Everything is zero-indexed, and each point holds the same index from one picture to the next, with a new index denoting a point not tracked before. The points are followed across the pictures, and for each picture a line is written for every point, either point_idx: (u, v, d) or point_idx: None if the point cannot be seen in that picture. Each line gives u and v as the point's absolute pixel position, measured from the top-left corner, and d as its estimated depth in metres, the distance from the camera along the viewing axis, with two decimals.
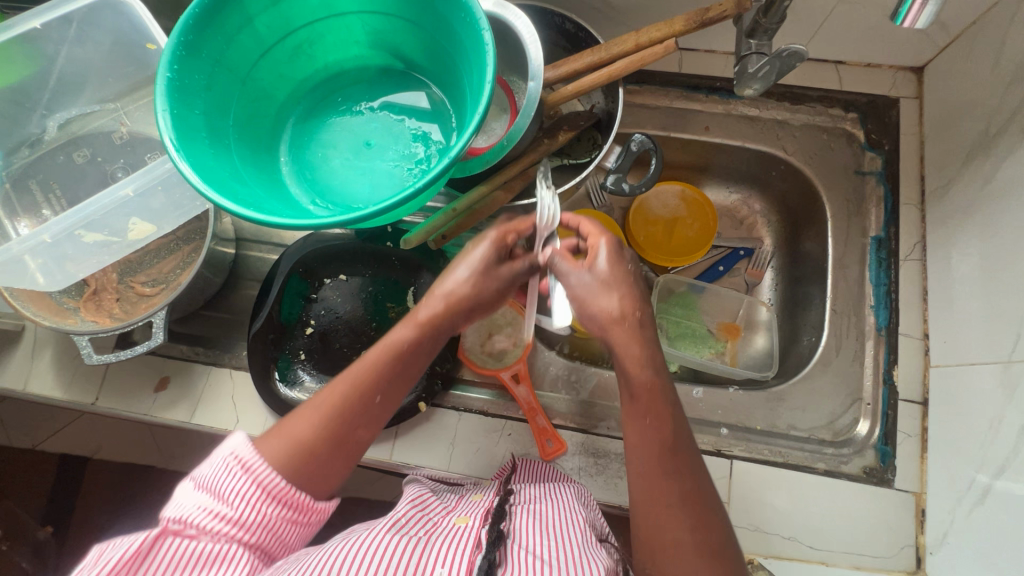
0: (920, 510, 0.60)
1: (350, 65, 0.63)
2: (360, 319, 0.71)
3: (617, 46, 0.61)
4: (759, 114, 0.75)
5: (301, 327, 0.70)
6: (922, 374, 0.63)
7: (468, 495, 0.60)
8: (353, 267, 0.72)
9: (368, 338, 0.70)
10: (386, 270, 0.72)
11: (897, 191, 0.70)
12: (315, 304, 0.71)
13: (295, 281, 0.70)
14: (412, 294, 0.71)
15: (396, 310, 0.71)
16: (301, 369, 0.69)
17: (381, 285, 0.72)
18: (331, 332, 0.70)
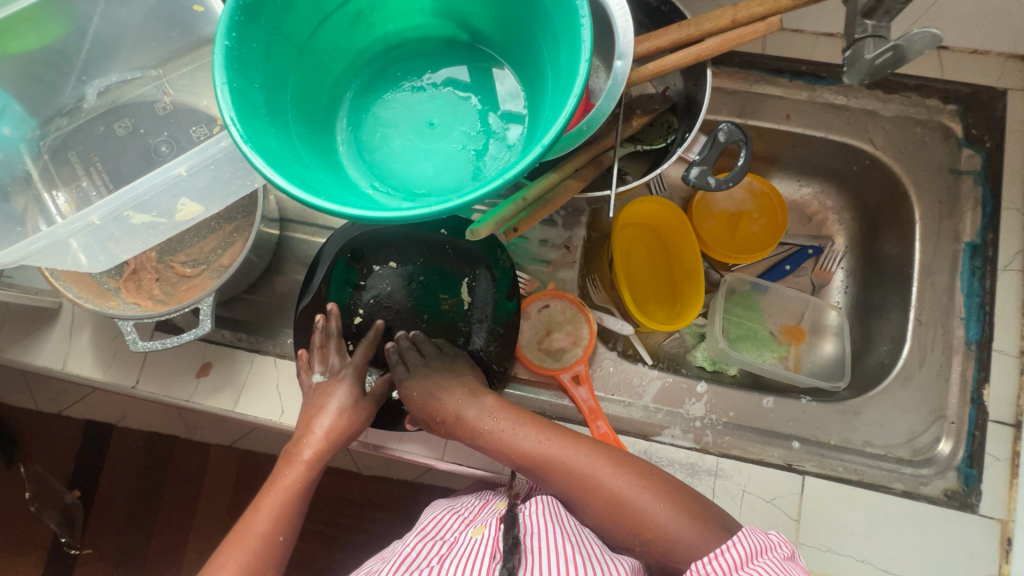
0: (1006, 539, 0.56)
1: (411, 35, 0.58)
2: (409, 309, 0.66)
3: (710, 22, 0.55)
4: (847, 102, 0.69)
5: (347, 317, 0.66)
6: (1014, 394, 0.59)
7: (492, 502, 0.58)
8: (403, 254, 0.67)
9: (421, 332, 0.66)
10: (439, 259, 0.67)
11: (998, 194, 0.64)
12: (362, 291, 0.66)
13: (341, 267, 0.65)
14: (468, 285, 0.66)
15: (449, 302, 0.66)
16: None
17: (433, 274, 0.66)
18: (380, 321, 0.66)
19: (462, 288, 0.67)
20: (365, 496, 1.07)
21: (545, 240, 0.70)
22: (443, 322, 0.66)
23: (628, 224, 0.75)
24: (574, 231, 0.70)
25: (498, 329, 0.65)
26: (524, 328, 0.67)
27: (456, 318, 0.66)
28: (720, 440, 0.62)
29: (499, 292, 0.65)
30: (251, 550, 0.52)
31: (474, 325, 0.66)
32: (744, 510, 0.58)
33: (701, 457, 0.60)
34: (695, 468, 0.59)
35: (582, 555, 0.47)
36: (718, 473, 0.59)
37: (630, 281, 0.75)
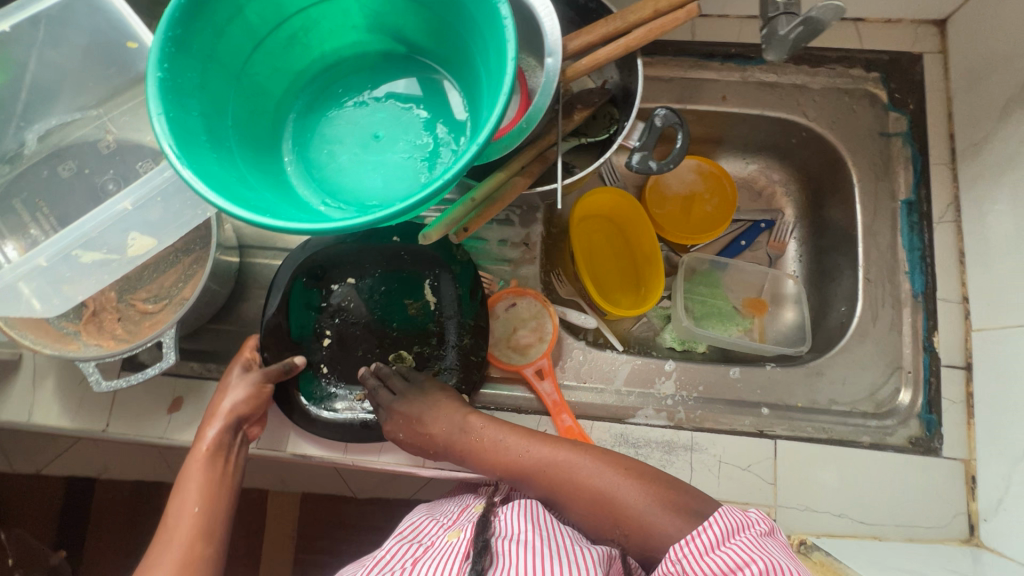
0: (970, 477, 0.59)
1: (348, 53, 0.59)
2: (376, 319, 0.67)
3: (634, 14, 0.58)
4: (777, 79, 0.72)
5: (314, 339, 0.65)
6: (963, 339, 0.62)
7: (471, 505, 0.59)
8: (360, 266, 0.67)
9: (392, 339, 0.67)
10: (396, 265, 0.67)
11: (925, 151, 0.68)
12: (327, 310, 0.66)
13: (299, 290, 0.65)
14: (431, 285, 0.67)
15: (416, 305, 0.67)
16: (326, 385, 0.65)
17: (394, 281, 0.67)
18: (349, 338, 0.66)
19: (425, 291, 0.67)
20: (360, 518, 1.06)
21: (504, 239, 0.71)
22: (413, 326, 0.67)
23: (584, 218, 0.77)
24: (532, 228, 0.71)
25: (469, 323, 0.65)
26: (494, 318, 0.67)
27: (425, 319, 0.67)
28: (693, 415, 0.64)
29: (462, 286, 0.66)
30: (174, 526, 0.52)
31: (444, 326, 0.66)
32: (722, 479, 0.60)
33: (676, 433, 0.62)
34: (672, 445, 0.61)
35: (553, 550, 0.47)
36: (694, 447, 0.61)
37: (593, 272, 0.76)
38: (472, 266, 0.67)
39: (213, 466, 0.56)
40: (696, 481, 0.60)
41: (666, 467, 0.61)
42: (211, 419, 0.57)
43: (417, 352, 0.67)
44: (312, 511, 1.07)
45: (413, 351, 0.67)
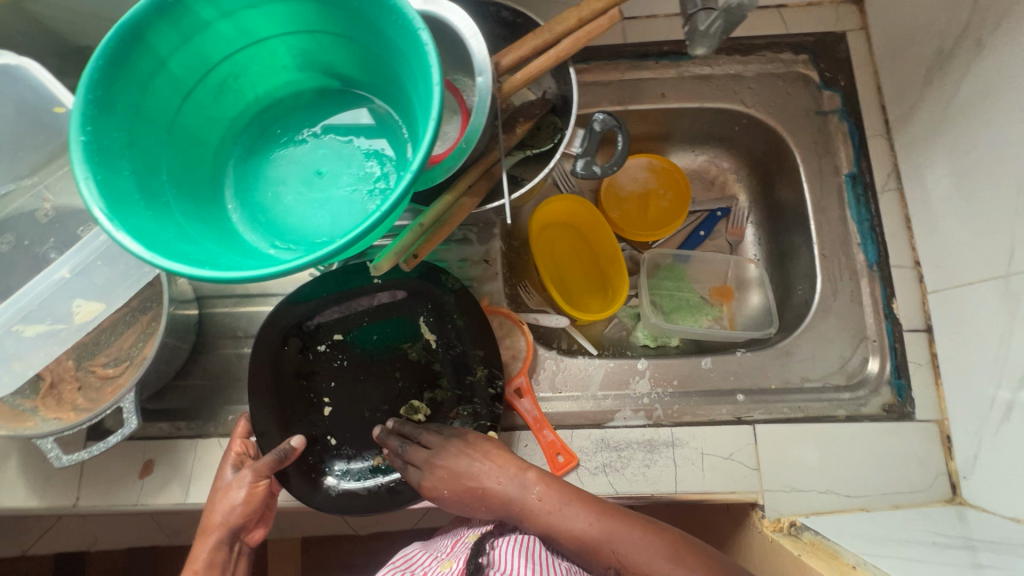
0: (945, 437, 0.60)
1: (282, 93, 0.60)
2: (377, 373, 0.66)
3: (560, 25, 0.59)
4: (712, 72, 0.74)
5: (316, 412, 0.64)
6: (921, 302, 0.63)
7: (465, 537, 0.60)
8: (345, 321, 0.66)
9: (400, 387, 0.66)
10: (384, 313, 0.66)
11: (861, 124, 0.69)
12: (323, 376, 0.65)
13: (288, 361, 0.64)
14: (426, 322, 0.67)
15: (415, 348, 0.67)
16: (343, 455, 0.64)
17: (384, 328, 0.67)
18: (350, 399, 0.66)
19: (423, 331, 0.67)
20: (364, 556, 1.04)
21: (464, 258, 0.71)
22: (418, 370, 0.66)
23: (544, 227, 0.77)
24: (490, 244, 0.71)
25: (476, 352, 0.65)
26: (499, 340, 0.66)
27: (428, 360, 0.67)
28: (671, 411, 0.64)
29: (455, 315, 0.66)
30: None
31: (446, 363, 0.66)
32: (707, 471, 0.60)
33: (657, 431, 0.62)
34: (653, 444, 0.61)
35: None
36: (675, 443, 0.61)
37: (558, 280, 0.77)
38: (466, 293, 0.65)
39: None
40: (681, 477, 0.60)
41: (649, 467, 0.61)
42: (203, 538, 0.57)
43: (429, 398, 0.67)
44: (314, 555, 1.05)
45: (426, 398, 0.66)
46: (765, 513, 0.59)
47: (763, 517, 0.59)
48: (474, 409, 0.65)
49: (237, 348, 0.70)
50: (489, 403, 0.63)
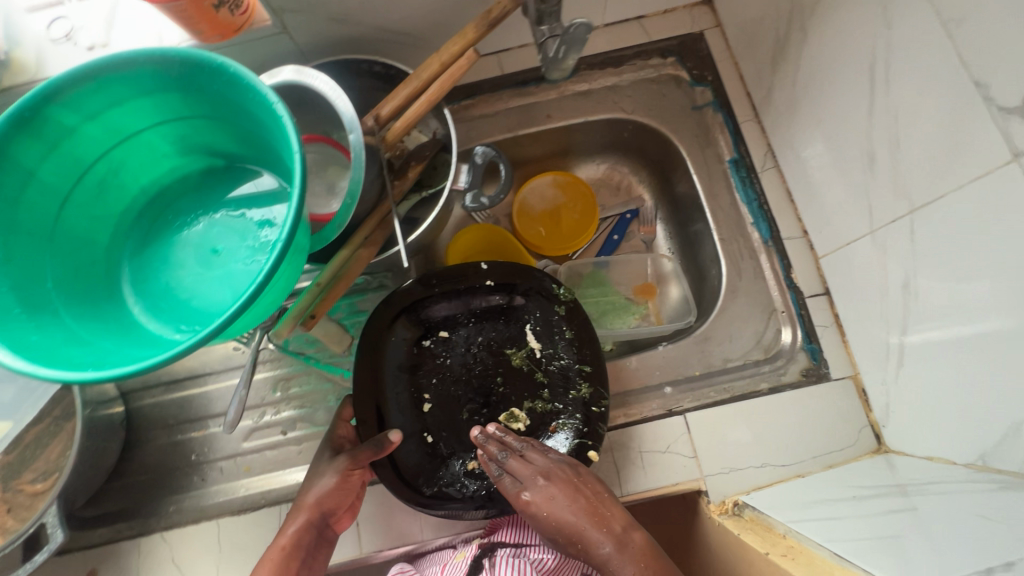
0: (862, 391, 0.62)
1: (169, 180, 0.61)
2: (477, 377, 0.66)
3: (425, 71, 0.61)
4: (590, 87, 0.78)
5: (416, 407, 0.65)
6: (815, 268, 0.66)
7: (450, 559, 0.62)
8: (452, 320, 0.67)
9: (496, 395, 0.65)
10: (492, 316, 0.67)
11: (732, 113, 0.74)
12: (424, 375, 0.66)
13: (394, 351, 0.65)
14: (532, 330, 0.67)
15: (519, 355, 0.66)
16: (438, 457, 0.63)
17: (492, 334, 0.67)
18: (450, 401, 0.65)
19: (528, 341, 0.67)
20: None
21: None
22: (522, 377, 0.66)
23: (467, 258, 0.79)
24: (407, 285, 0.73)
25: (584, 368, 0.64)
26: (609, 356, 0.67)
27: (531, 369, 0.66)
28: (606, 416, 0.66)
29: (563, 326, 0.66)
30: None
31: (553, 373, 0.65)
32: (648, 469, 0.62)
33: None
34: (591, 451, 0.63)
35: None
36: (613, 447, 0.63)
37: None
38: (578, 308, 0.66)
39: (284, 565, 0.54)
40: (625, 479, 0.62)
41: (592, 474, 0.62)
42: (295, 514, 0.57)
43: (529, 408, 0.65)
44: None
45: (525, 408, 0.64)
46: (710, 498, 0.61)
47: (709, 503, 0.60)
48: (575, 424, 0.62)
49: (171, 436, 0.69)
50: (585, 419, 0.62)
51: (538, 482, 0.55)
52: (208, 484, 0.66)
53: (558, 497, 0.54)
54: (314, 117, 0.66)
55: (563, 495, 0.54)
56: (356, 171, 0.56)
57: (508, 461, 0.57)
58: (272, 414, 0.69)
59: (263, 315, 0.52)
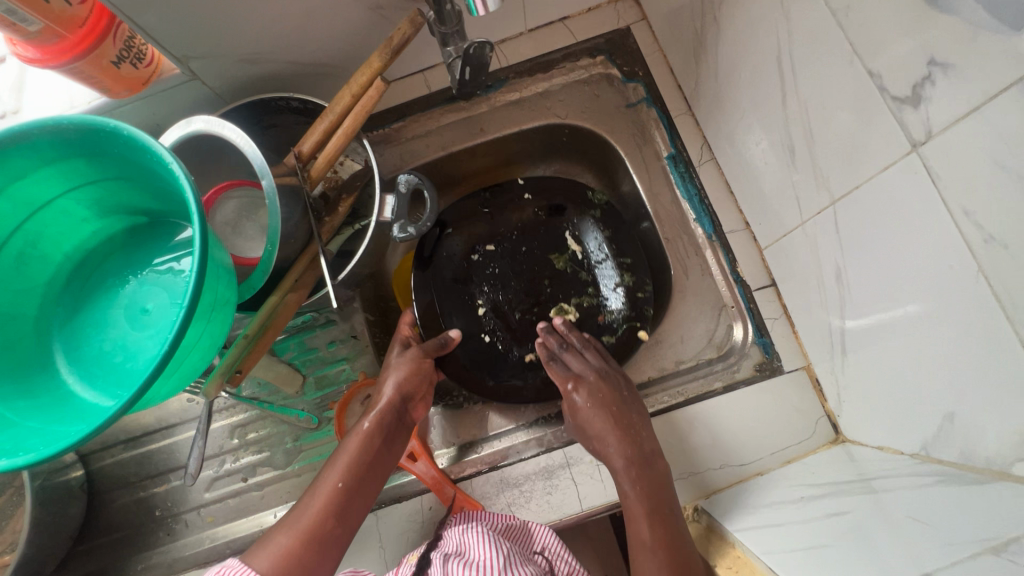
0: (816, 381, 0.61)
1: (94, 242, 0.60)
2: (527, 281, 0.73)
3: (338, 104, 0.60)
4: (521, 95, 0.75)
5: (474, 311, 0.72)
6: (760, 259, 0.65)
7: (406, 560, 0.57)
8: (496, 235, 0.75)
9: (543, 296, 0.72)
10: (533, 224, 0.75)
11: (666, 108, 0.72)
12: (476, 281, 0.73)
13: (446, 263, 0.73)
14: (571, 236, 0.75)
15: (563, 258, 0.74)
16: (496, 353, 0.70)
17: (534, 241, 0.75)
18: (501, 303, 0.72)
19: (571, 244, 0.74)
20: None
21: (332, 340, 0.72)
22: (567, 277, 0.73)
23: None
24: (355, 317, 0.72)
25: (624, 260, 0.72)
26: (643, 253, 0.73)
27: (575, 270, 0.73)
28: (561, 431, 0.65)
29: (600, 226, 0.74)
30: (324, 504, 0.54)
31: (598, 271, 0.73)
32: (608, 482, 0.61)
33: (551, 457, 0.62)
34: (550, 470, 0.62)
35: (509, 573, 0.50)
36: (570, 463, 0.62)
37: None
38: (611, 208, 0.74)
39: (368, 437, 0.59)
40: (585, 494, 0.61)
41: (552, 493, 0.61)
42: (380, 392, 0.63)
43: (576, 302, 0.72)
44: None
45: (573, 302, 0.72)
46: None
47: None
48: (622, 310, 0.71)
49: (133, 494, 0.69)
50: (632, 304, 0.70)
51: (589, 380, 0.63)
52: (174, 537, 0.66)
53: (607, 395, 0.61)
54: (226, 161, 0.67)
55: (609, 396, 0.61)
56: (274, 218, 0.55)
57: (564, 352, 0.66)
58: (230, 462, 0.68)
59: (190, 378, 0.52)
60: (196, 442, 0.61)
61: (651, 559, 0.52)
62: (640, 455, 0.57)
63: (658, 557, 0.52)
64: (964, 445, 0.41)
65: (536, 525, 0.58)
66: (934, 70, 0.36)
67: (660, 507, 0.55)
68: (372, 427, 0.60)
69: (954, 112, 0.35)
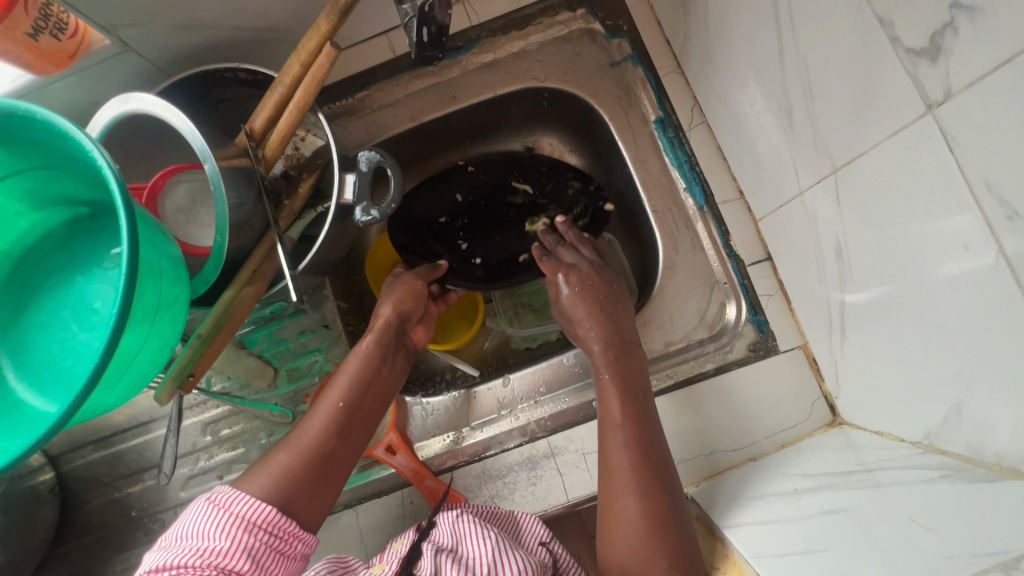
0: (813, 360, 0.57)
1: (32, 238, 0.55)
2: (498, 223, 0.71)
3: (286, 74, 0.54)
4: (495, 57, 0.68)
5: (457, 249, 0.70)
6: (754, 231, 0.60)
7: (389, 547, 0.53)
8: (448, 196, 0.70)
9: (517, 228, 0.70)
10: (481, 179, 0.71)
11: (653, 66, 0.66)
12: (454, 241, 0.70)
13: (415, 225, 0.69)
14: (517, 181, 0.71)
15: (517, 197, 0.71)
16: (497, 266, 0.70)
17: (483, 189, 0.71)
18: (479, 234, 0.70)
19: (519, 185, 0.71)
20: None
21: (303, 330, 0.68)
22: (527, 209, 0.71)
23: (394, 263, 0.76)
24: (326, 305, 0.69)
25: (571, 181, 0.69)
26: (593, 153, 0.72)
27: (533, 203, 0.71)
28: (545, 419, 0.62)
29: (538, 162, 0.70)
30: (328, 418, 0.54)
31: (547, 195, 0.70)
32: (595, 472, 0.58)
33: (534, 447, 0.59)
34: (534, 460, 0.59)
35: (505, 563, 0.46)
36: (554, 453, 0.59)
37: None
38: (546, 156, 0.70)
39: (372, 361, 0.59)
40: (571, 484, 0.58)
41: (537, 484, 0.59)
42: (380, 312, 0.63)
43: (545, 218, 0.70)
44: None
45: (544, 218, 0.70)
46: None
47: None
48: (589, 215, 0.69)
49: (108, 495, 0.67)
50: (590, 197, 0.69)
51: (581, 269, 0.63)
52: (152, 537, 0.65)
53: (591, 284, 0.62)
54: (165, 139, 0.62)
55: (597, 283, 0.62)
56: (221, 206, 0.50)
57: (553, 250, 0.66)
58: (205, 460, 0.66)
59: (142, 384, 0.48)
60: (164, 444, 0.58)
61: (622, 435, 0.52)
62: (619, 339, 0.58)
63: (630, 441, 0.52)
64: (972, 437, 0.38)
65: (522, 513, 0.55)
66: (957, 15, 0.30)
67: (647, 417, 0.54)
68: (372, 347, 0.60)
69: (978, 66, 0.30)
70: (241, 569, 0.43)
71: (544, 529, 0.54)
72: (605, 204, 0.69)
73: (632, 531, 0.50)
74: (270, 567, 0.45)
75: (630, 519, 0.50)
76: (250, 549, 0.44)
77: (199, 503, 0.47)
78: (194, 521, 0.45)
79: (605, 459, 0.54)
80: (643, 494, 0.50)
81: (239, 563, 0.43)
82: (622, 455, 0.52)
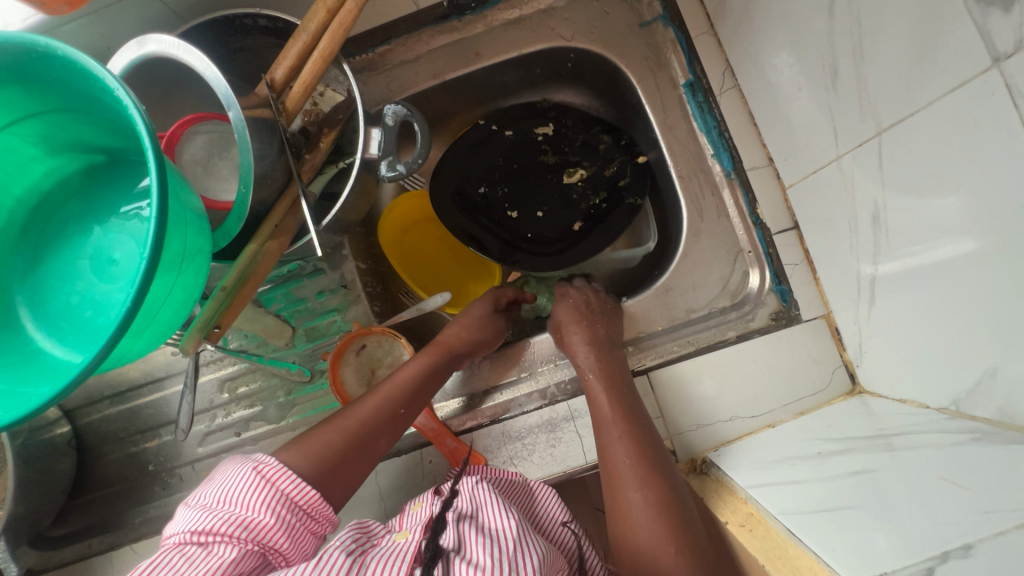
0: (835, 330, 0.57)
1: (46, 186, 0.53)
2: (537, 185, 0.71)
3: (310, 21, 0.52)
4: (521, 14, 0.66)
5: (506, 219, 0.71)
6: (783, 198, 0.60)
7: (409, 509, 0.54)
8: (486, 173, 0.71)
9: (558, 187, 0.71)
10: (511, 144, 0.71)
11: (685, 27, 0.63)
12: (498, 209, 0.71)
13: (460, 204, 0.70)
14: (543, 136, 0.70)
15: (549, 154, 0.70)
16: (548, 233, 0.71)
17: (513, 153, 0.71)
18: (525, 202, 0.71)
19: (538, 131, 0.71)
20: None
21: (321, 290, 0.68)
22: (558, 166, 0.70)
23: (405, 229, 0.74)
24: (345, 266, 0.69)
25: (599, 133, 0.70)
26: (613, 92, 0.70)
27: (565, 161, 0.70)
28: (564, 384, 0.63)
29: (553, 115, 0.71)
30: (378, 417, 0.54)
31: (570, 150, 0.70)
32: None
33: (554, 409, 0.60)
34: (553, 422, 0.60)
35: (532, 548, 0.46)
36: (574, 416, 0.60)
37: (415, 274, 0.74)
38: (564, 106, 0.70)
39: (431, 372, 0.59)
40: (589, 447, 0.58)
41: (555, 446, 0.59)
42: (449, 332, 0.63)
43: (581, 174, 0.70)
44: None
45: (580, 175, 0.70)
46: (678, 457, 0.57)
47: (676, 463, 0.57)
48: (621, 164, 0.69)
49: (124, 449, 0.67)
50: (624, 151, 0.70)
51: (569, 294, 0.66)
52: (170, 491, 0.65)
53: (584, 298, 0.65)
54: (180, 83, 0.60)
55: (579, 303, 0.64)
56: (247, 159, 0.48)
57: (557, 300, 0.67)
58: (223, 417, 0.66)
59: (166, 335, 0.48)
60: (184, 398, 0.58)
61: (615, 429, 0.53)
62: (603, 340, 0.59)
63: (620, 429, 0.53)
64: (1006, 403, 0.38)
65: (536, 483, 0.56)
66: None
67: (631, 412, 0.54)
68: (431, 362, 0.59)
69: None
70: (279, 546, 0.44)
71: (566, 511, 0.56)
72: (640, 157, 0.69)
73: (642, 523, 0.49)
74: (300, 546, 0.46)
75: (636, 511, 0.50)
76: (287, 528, 0.45)
77: (244, 469, 0.47)
78: (238, 489, 0.45)
79: (603, 456, 0.54)
80: (643, 483, 0.50)
81: (277, 539, 0.44)
82: (620, 450, 0.52)
